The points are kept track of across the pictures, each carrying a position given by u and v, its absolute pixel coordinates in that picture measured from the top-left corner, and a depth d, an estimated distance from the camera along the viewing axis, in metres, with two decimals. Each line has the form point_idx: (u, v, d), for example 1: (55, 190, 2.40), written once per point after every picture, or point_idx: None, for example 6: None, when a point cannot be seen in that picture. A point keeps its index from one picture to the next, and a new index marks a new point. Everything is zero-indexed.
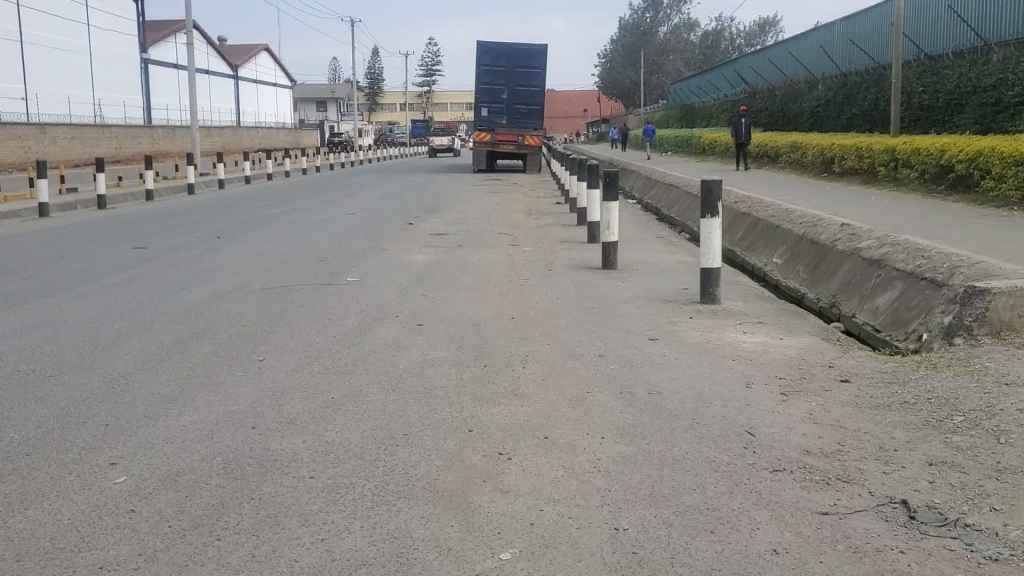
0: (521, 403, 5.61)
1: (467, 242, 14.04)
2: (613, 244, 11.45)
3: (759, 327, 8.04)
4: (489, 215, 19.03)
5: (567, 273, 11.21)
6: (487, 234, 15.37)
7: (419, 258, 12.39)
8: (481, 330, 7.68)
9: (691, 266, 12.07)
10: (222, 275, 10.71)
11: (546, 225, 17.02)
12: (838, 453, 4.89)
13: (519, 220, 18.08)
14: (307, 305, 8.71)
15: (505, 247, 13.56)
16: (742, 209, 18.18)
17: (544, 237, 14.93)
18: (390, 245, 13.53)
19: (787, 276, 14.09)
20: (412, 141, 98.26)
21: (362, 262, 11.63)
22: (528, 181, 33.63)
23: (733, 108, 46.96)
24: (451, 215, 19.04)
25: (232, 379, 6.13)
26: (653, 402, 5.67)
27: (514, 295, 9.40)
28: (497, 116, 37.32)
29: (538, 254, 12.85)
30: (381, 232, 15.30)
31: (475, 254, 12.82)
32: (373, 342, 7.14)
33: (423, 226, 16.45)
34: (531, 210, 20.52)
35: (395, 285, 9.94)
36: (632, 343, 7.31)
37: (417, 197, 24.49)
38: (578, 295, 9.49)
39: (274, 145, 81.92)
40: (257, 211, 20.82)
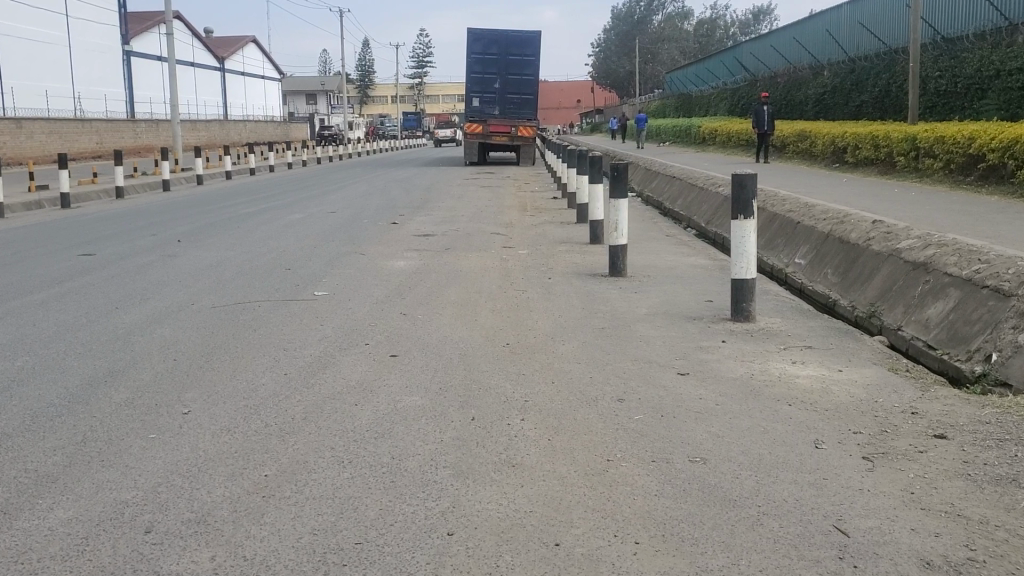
0: (520, 482, 4.16)
1: (456, 245, 12.59)
2: (622, 249, 9.98)
3: (809, 355, 6.60)
4: (482, 213, 17.57)
5: (571, 281, 9.76)
6: (479, 235, 13.91)
7: (401, 264, 10.93)
8: (470, 362, 6.23)
9: (709, 271, 10.62)
10: (170, 288, 9.22)
11: (543, 224, 15.55)
12: (973, 567, 3.43)
13: (514, 217, 16.63)
14: (260, 329, 7.23)
15: (499, 250, 12.12)
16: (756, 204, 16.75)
17: (542, 238, 13.48)
18: (371, 248, 12.07)
19: (813, 280, 12.66)
20: (404, 134, 96.74)
21: (335, 271, 10.16)
22: (523, 174, 32.11)
23: (734, 97, 45.42)
24: (440, 212, 17.58)
25: (139, 443, 4.67)
26: (698, 478, 4.22)
27: (509, 313, 7.96)
28: (489, 107, 35.93)
29: (536, 259, 11.41)
30: (361, 234, 13.80)
31: (466, 259, 11.38)
32: (334, 384, 5.67)
33: (409, 226, 14.99)
34: (527, 206, 19.07)
35: (371, 300, 8.47)
36: (658, 379, 5.88)
37: (405, 193, 22.96)
38: (585, 311, 8.06)
39: (262, 139, 80.24)
40: (232, 209, 19.29)
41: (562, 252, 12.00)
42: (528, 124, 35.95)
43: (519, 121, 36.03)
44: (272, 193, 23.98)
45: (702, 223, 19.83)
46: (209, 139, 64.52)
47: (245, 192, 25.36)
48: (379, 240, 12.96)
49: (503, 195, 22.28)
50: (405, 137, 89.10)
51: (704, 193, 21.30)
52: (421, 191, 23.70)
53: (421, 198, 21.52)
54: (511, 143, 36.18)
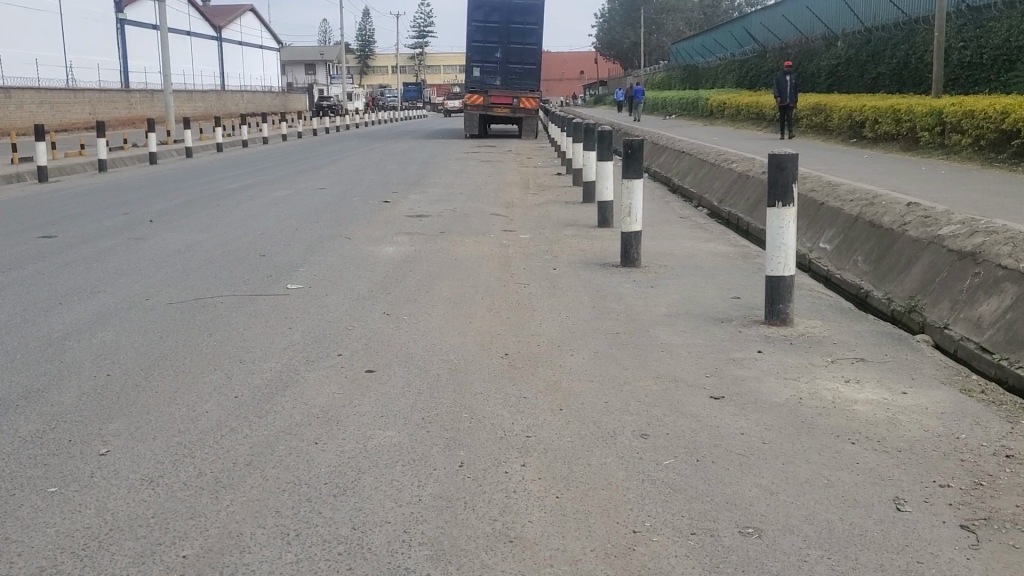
0: (519, 569, 3.14)
1: (451, 228, 11.54)
2: (635, 236, 8.93)
3: (863, 371, 5.57)
4: (481, 190, 16.51)
5: (578, 272, 8.73)
6: (477, 216, 12.84)
7: (389, 250, 9.89)
8: (461, 379, 5.21)
9: (732, 260, 9.58)
10: (127, 278, 8.18)
11: (546, 204, 14.47)
12: None
13: (515, 196, 15.56)
14: (218, 334, 6.20)
15: (499, 235, 11.09)
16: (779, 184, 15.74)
17: (545, 220, 12.42)
18: (359, 231, 11.03)
19: (840, 267, 11.61)
20: (404, 105, 95.20)
21: (315, 259, 9.12)
22: (525, 147, 30.92)
23: (742, 69, 44.04)
24: (437, 189, 16.52)
25: (32, 502, 3.65)
26: (755, 566, 3.19)
27: (508, 313, 6.94)
28: (490, 77, 34.62)
29: (539, 245, 10.37)
30: (350, 213, 12.75)
31: (462, 244, 10.34)
32: (294, 411, 4.66)
33: (403, 205, 13.94)
34: (529, 183, 18.00)
35: (351, 295, 7.44)
36: (689, 405, 4.86)
37: (401, 169, 21.86)
38: (596, 311, 7.05)
39: (260, 109, 78.82)
40: (217, 184, 18.21)
41: (568, 236, 10.97)
42: (531, 95, 34.70)
43: (521, 93, 34.76)
44: (261, 168, 22.89)
45: (715, 201, 18.75)
46: (205, 109, 63.19)
47: (235, 166, 24.25)
48: (370, 221, 11.93)
49: (504, 171, 21.19)
50: (404, 109, 87.58)
51: (716, 170, 20.20)
52: (418, 166, 22.60)
53: (417, 174, 20.40)
54: (513, 115, 34.95)
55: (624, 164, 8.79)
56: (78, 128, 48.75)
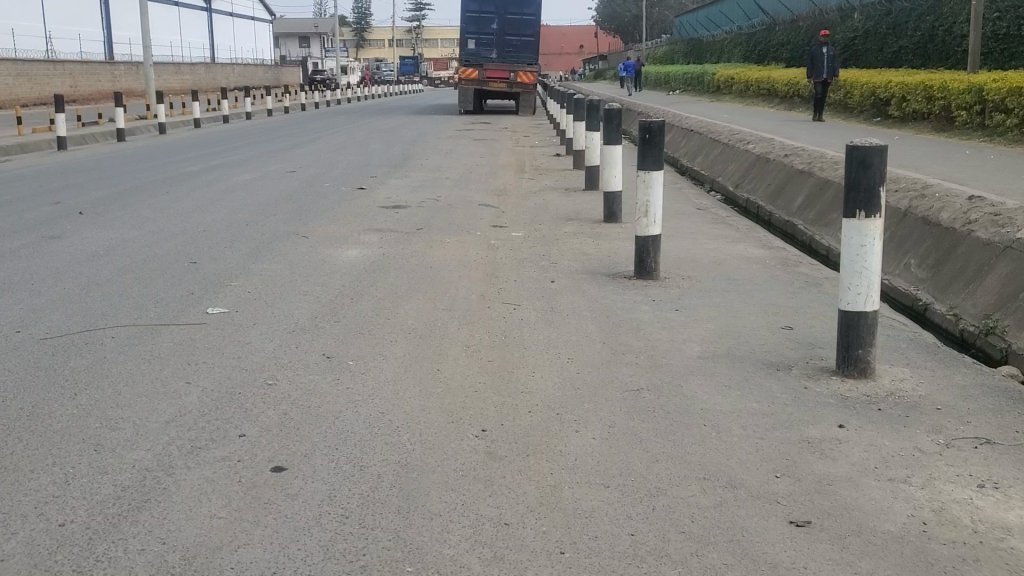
0: None
1: (432, 223, 9.82)
2: (654, 241, 7.16)
3: (998, 464, 3.86)
4: (472, 174, 14.80)
5: (583, 287, 7.02)
6: (463, 207, 11.10)
7: (352, 252, 8.17)
8: (409, 484, 3.50)
9: (769, 269, 7.86)
10: (10, 296, 6.45)
11: (544, 192, 12.74)
12: None
13: (509, 182, 13.81)
14: (85, 393, 4.49)
15: (487, 232, 9.39)
16: (807, 171, 13.95)
17: (542, 214, 10.68)
18: (321, 227, 9.31)
19: (889, 271, 9.84)
20: (399, 79, 92.94)
21: (256, 268, 7.37)
22: (522, 124, 29.13)
23: (750, 43, 42.02)
24: (421, 173, 14.77)
25: None
26: None
27: (492, 354, 5.23)
28: (486, 49, 32.73)
29: (535, 247, 8.67)
30: (316, 203, 11.02)
31: (442, 244, 8.64)
32: (139, 564, 2.94)
33: (381, 192, 12.23)
34: (525, 166, 16.25)
35: (286, 324, 5.71)
36: (758, 542, 3.16)
37: (386, 148, 20.08)
38: (608, 349, 5.34)
39: (252, 82, 76.73)
40: (179, 164, 16.45)
41: (570, 235, 9.26)
42: (529, 68, 32.79)
43: (519, 66, 32.84)
44: (236, 145, 21.10)
45: (730, 185, 17.02)
46: (193, 82, 61.19)
47: (209, 142, 22.46)
48: (338, 214, 10.21)
49: (499, 151, 19.44)
50: (399, 83, 85.44)
51: (731, 151, 18.45)
52: (405, 145, 20.82)
53: (402, 154, 18.63)
54: (510, 90, 33.10)
55: (642, 153, 7.05)
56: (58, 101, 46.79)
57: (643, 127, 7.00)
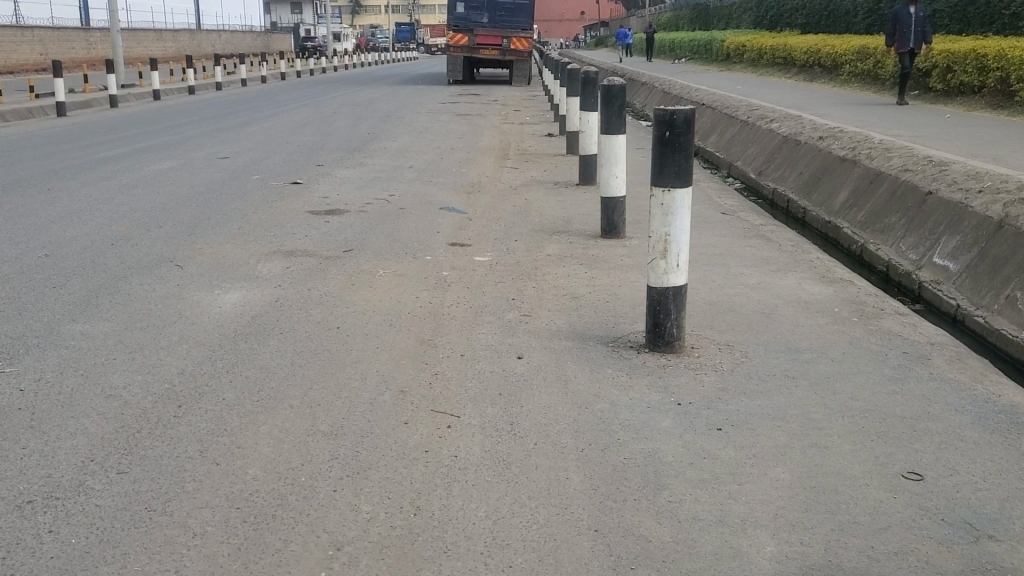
0: None
1: (371, 238, 7.32)
2: (678, 296, 4.68)
3: None
4: (445, 161, 12.30)
5: (565, 369, 4.49)
6: (419, 212, 8.57)
7: (234, 294, 5.67)
8: None
9: (844, 325, 5.33)
10: None
11: (528, 187, 10.21)
12: None
13: (487, 172, 11.25)
14: None
15: (443, 253, 6.89)
16: (852, 161, 11.37)
17: (520, 224, 8.13)
18: (213, 249, 6.83)
19: (982, 303, 7.28)
20: (395, 46, 89.71)
21: (71, 333, 4.86)
22: (515, 96, 26.42)
23: (760, 8, 39.10)
24: (382, 160, 12.18)
25: None
26: None
27: (377, 570, 2.73)
28: (477, 15, 30.42)
29: (505, 280, 6.17)
30: (228, 207, 8.53)
31: (371, 277, 6.12)
32: None
33: (322, 187, 9.74)
34: (510, 151, 13.65)
35: (28, 487, 3.20)
36: None
37: (353, 126, 17.51)
38: (600, 550, 2.86)
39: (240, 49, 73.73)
40: (101, 147, 13.90)
41: (556, 259, 6.78)
42: (522, 34, 30.08)
43: (512, 31, 30.19)
44: (186, 122, 18.56)
45: (751, 172, 14.48)
46: (175, 49, 58.37)
47: (159, 119, 19.95)
48: (248, 225, 7.73)
49: (484, 130, 16.89)
50: (393, 50, 82.29)
51: (751, 131, 15.88)
52: (378, 122, 18.24)
53: (370, 133, 16.08)
54: (502, 58, 30.48)
55: (658, 154, 4.57)
56: (25, 68, 44.00)
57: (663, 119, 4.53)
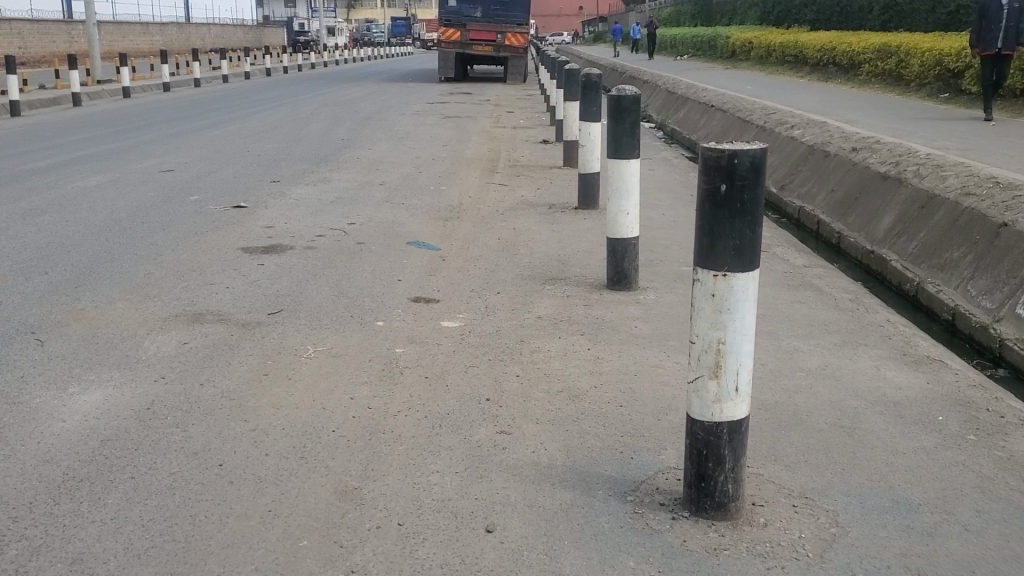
0: None
1: (311, 289, 5.70)
2: (731, 433, 2.98)
3: None
4: (424, 174, 10.68)
5: (561, 549, 2.87)
6: (380, 247, 6.95)
7: (92, 393, 4.06)
8: None
9: (961, 450, 3.71)
10: None
11: (518, 211, 8.59)
12: None
13: (470, 190, 9.63)
14: None
15: (401, 315, 5.27)
16: (898, 180, 9.73)
17: (505, 265, 6.52)
18: (96, 312, 5.20)
19: None
20: (391, 41, 88.00)
21: None
22: (510, 95, 24.78)
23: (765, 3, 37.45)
24: (349, 173, 10.54)
25: None
26: None
27: None
28: (469, 7, 28.53)
29: (480, 361, 4.55)
30: (145, 241, 6.92)
31: (296, 358, 4.49)
32: None
33: (269, 212, 8.14)
34: (500, 162, 12.04)
35: None
36: None
37: (327, 129, 15.85)
38: None
39: (231, 42, 71.96)
40: (34, 155, 12.24)
41: (548, 324, 5.17)
42: (518, 29, 28.42)
43: (507, 26, 28.48)
44: (145, 124, 16.88)
45: (772, 186, 12.87)
46: (163, 43, 56.59)
47: (118, 120, 18.31)
48: (159, 271, 6.11)
49: (473, 135, 15.28)
50: (389, 45, 80.57)
51: (771, 139, 14.26)
52: (357, 125, 16.61)
53: (345, 138, 14.45)
54: (496, 54, 28.84)
55: (704, 223, 2.85)
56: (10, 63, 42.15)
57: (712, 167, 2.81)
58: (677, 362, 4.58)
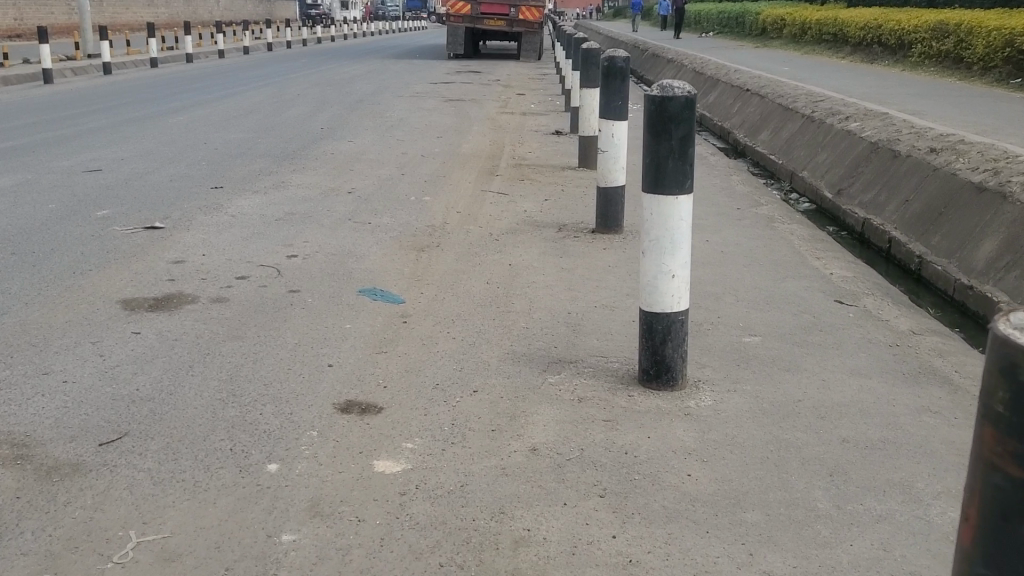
0: None
1: (186, 387, 3.79)
2: None
3: None
4: (406, 177, 8.72)
5: None
6: (319, 297, 5.02)
7: None
8: None
9: None
10: None
11: (518, 235, 6.64)
12: None
13: (458, 201, 7.69)
14: None
15: (314, 443, 3.34)
16: (999, 192, 7.68)
17: (490, 333, 4.57)
18: None
19: None
20: (405, 16, 85.57)
21: None
22: (523, 75, 22.69)
23: None
24: (312, 175, 8.58)
25: None
26: None
27: None
28: None
29: (425, 567, 2.60)
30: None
31: (105, 564, 2.58)
32: None
33: (189, 235, 6.23)
34: (503, 160, 10.06)
35: None
36: None
37: (309, 115, 13.85)
38: None
39: (242, 16, 69.61)
40: None
41: (545, 462, 3.21)
42: (532, 3, 26.27)
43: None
44: (106, 107, 14.92)
45: (826, 191, 10.83)
46: (170, 17, 54.40)
47: (83, 100, 16.41)
48: None
49: (475, 123, 13.29)
50: (405, 20, 77.98)
51: (821, 132, 12.20)
52: (346, 109, 14.62)
53: (326, 126, 12.47)
54: (509, 30, 26.73)
55: (965, 563, 1.46)
56: (6, 35, 40.09)
57: (999, 482, 1.38)
58: (765, 570, 2.64)
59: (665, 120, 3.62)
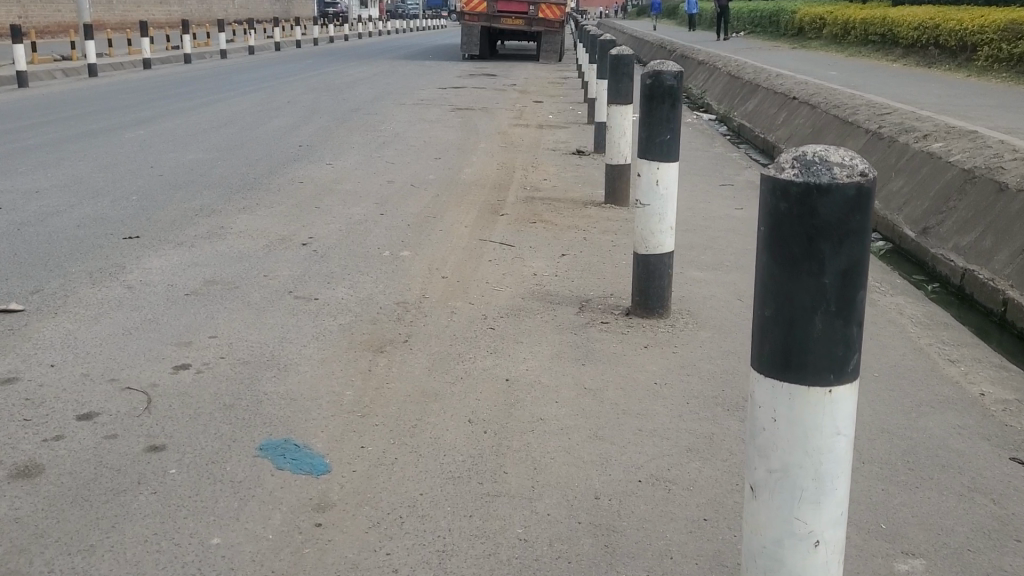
0: None
1: None
2: None
3: None
4: (385, 218, 6.84)
5: None
6: (194, 460, 3.14)
7: None
8: None
9: None
10: None
11: (521, 318, 4.75)
12: None
13: (446, 258, 5.80)
14: None
15: None
16: None
17: (459, 548, 2.68)
18: None
19: None
20: (425, 14, 83.72)
21: None
22: (541, 79, 20.76)
23: None
24: (264, 216, 6.70)
25: None
26: None
27: None
28: None
29: None
30: None
31: None
32: None
33: (50, 325, 4.35)
34: (509, 189, 8.16)
35: None
36: None
37: (291, 127, 11.98)
38: None
39: (258, 14, 67.81)
40: None
41: None
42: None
43: None
44: (65, 116, 13.11)
45: (905, 228, 8.85)
46: (183, 15, 52.74)
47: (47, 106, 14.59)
48: None
49: (482, 138, 11.39)
50: (425, 19, 76.13)
51: (893, 151, 10.22)
52: (338, 121, 12.72)
53: (307, 143, 10.59)
54: (528, 29, 24.78)
55: None
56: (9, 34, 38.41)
57: None
58: None
59: (808, 229, 1.69)
